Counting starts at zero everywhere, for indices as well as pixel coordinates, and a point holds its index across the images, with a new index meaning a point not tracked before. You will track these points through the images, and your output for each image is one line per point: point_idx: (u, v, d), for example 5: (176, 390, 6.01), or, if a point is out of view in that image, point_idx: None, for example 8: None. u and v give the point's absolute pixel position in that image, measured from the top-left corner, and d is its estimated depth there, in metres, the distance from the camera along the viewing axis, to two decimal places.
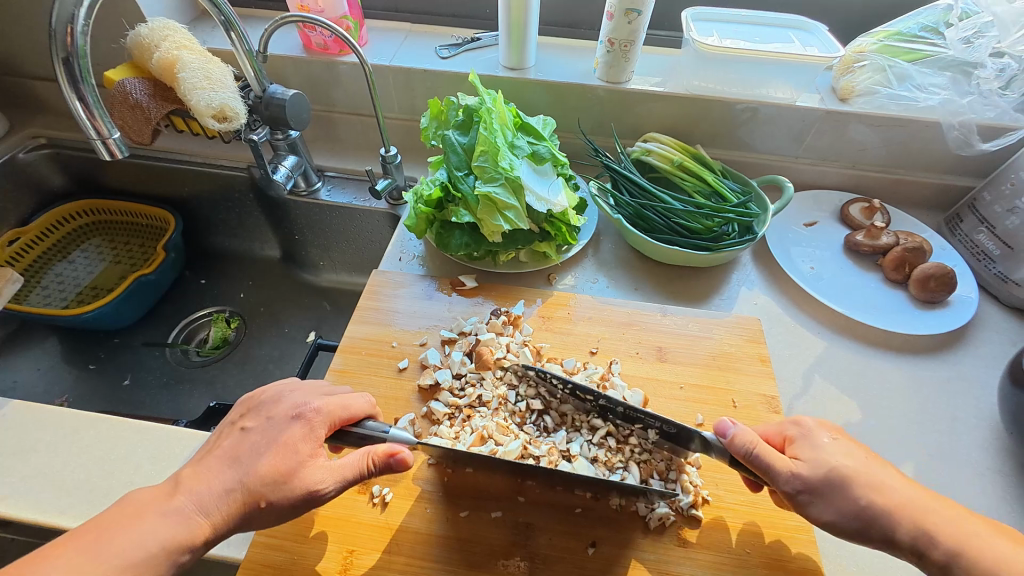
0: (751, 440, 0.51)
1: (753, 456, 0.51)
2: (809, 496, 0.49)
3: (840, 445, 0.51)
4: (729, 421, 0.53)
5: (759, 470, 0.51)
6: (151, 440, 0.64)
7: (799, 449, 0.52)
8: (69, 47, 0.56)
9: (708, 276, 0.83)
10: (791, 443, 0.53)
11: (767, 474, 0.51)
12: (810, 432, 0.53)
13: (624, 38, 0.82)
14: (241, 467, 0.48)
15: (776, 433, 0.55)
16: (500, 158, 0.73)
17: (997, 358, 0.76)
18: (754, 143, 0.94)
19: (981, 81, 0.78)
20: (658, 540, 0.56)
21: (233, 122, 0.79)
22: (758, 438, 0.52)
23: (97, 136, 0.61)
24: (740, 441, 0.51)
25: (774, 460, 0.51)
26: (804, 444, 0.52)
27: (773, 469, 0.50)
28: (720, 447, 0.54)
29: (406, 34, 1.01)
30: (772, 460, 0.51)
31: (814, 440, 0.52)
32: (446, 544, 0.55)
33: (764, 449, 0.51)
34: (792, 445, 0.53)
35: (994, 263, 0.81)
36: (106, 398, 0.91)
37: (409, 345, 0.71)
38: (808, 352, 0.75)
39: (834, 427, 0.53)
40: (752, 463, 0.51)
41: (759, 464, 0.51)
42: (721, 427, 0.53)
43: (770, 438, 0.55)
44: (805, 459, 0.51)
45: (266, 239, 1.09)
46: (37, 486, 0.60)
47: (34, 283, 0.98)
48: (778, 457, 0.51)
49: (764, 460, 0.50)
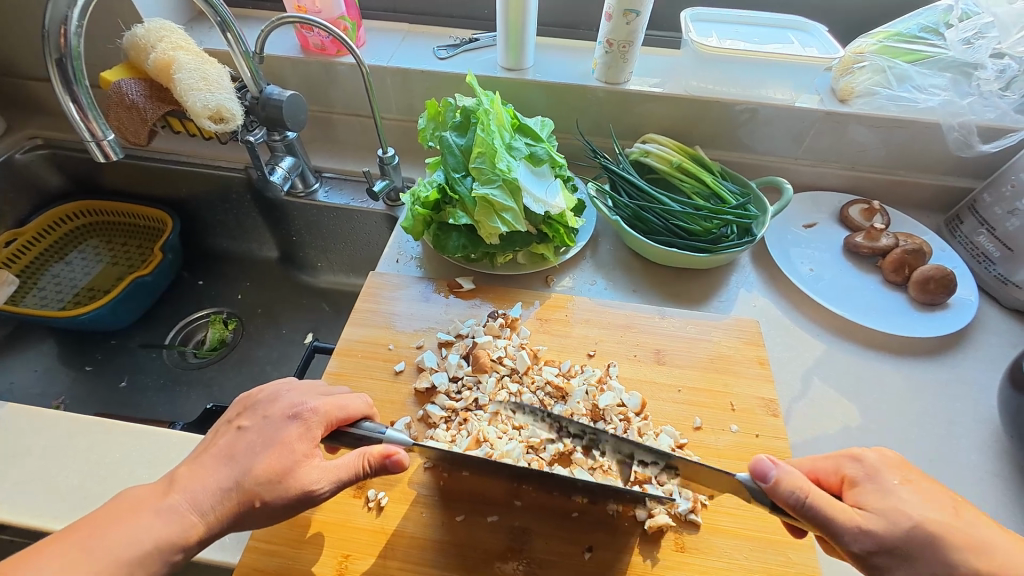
0: (802, 486, 0.46)
1: (806, 503, 0.46)
2: (884, 558, 0.45)
3: (913, 491, 0.47)
4: (769, 460, 0.48)
5: (815, 521, 0.46)
6: (145, 444, 0.64)
7: (862, 496, 0.47)
8: (62, 48, 0.56)
9: (707, 278, 0.83)
10: (851, 486, 0.49)
11: (825, 528, 0.46)
12: (876, 473, 0.48)
13: (622, 39, 0.82)
14: (237, 466, 0.48)
15: (830, 473, 0.50)
16: (498, 160, 0.73)
17: (997, 360, 0.75)
18: (753, 144, 0.93)
19: (982, 82, 0.78)
20: (655, 546, 0.56)
21: (230, 123, 0.78)
22: (808, 483, 0.47)
23: (91, 138, 0.61)
24: (788, 489, 0.46)
25: (833, 511, 0.46)
26: (869, 488, 0.47)
27: (831, 518, 0.46)
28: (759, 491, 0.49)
29: (404, 35, 1.00)
30: (831, 511, 0.46)
31: (882, 485, 0.47)
32: (442, 549, 0.55)
33: (820, 498, 0.46)
34: (853, 488, 0.48)
35: (994, 265, 0.81)
36: (103, 399, 0.91)
37: (405, 348, 0.70)
38: (807, 354, 0.75)
39: (907, 468, 0.48)
40: (804, 513, 0.46)
41: (814, 514, 0.46)
42: (761, 469, 0.48)
43: (824, 477, 0.51)
44: (873, 510, 0.46)
45: (263, 240, 1.09)
46: (30, 490, 0.60)
47: (31, 284, 0.98)
48: (840, 509, 0.46)
49: (819, 510, 0.46)
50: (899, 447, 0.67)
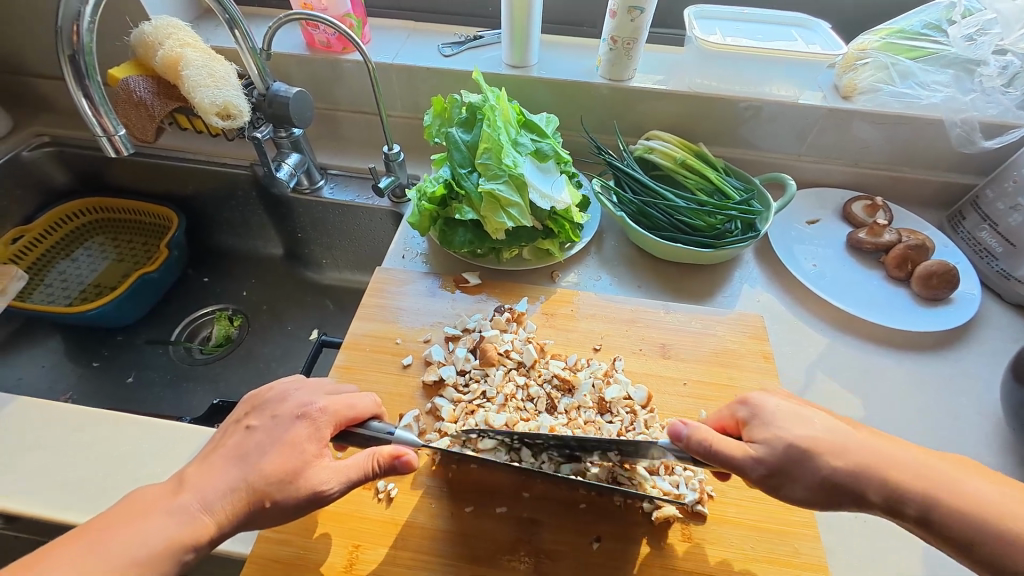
0: (705, 435, 0.49)
1: (714, 451, 0.48)
2: (779, 478, 0.48)
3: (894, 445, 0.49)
4: (679, 421, 0.50)
5: (720, 464, 0.49)
6: (155, 438, 0.64)
7: (753, 431, 0.50)
8: (75, 45, 0.57)
9: (711, 274, 0.83)
10: (745, 426, 0.51)
11: (729, 468, 0.48)
12: (759, 407, 0.51)
13: (626, 36, 0.83)
14: (247, 465, 0.48)
15: (728, 419, 0.53)
16: (504, 156, 0.73)
17: (999, 355, 0.76)
18: (757, 141, 0.94)
19: (984, 79, 0.79)
20: (663, 536, 0.56)
21: (237, 119, 0.79)
22: (712, 433, 0.49)
23: (103, 133, 0.61)
24: (697, 441, 0.49)
25: (732, 450, 0.49)
26: (756, 424, 0.50)
27: (733, 460, 0.48)
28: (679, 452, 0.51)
29: (409, 33, 1.01)
30: (734, 452, 0.48)
31: (797, 415, 0.50)
32: (450, 540, 0.56)
33: (722, 443, 0.49)
34: (746, 426, 0.51)
35: (996, 260, 0.81)
36: (110, 395, 0.91)
37: (412, 342, 0.71)
38: (811, 349, 0.76)
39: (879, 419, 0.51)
40: (712, 460, 0.49)
41: (720, 457, 0.49)
42: (673, 430, 0.50)
43: (724, 422, 0.53)
44: (761, 440, 0.49)
45: (268, 237, 1.10)
46: (40, 484, 0.60)
47: (37, 281, 0.99)
48: (735, 446, 0.49)
49: (723, 453, 0.48)
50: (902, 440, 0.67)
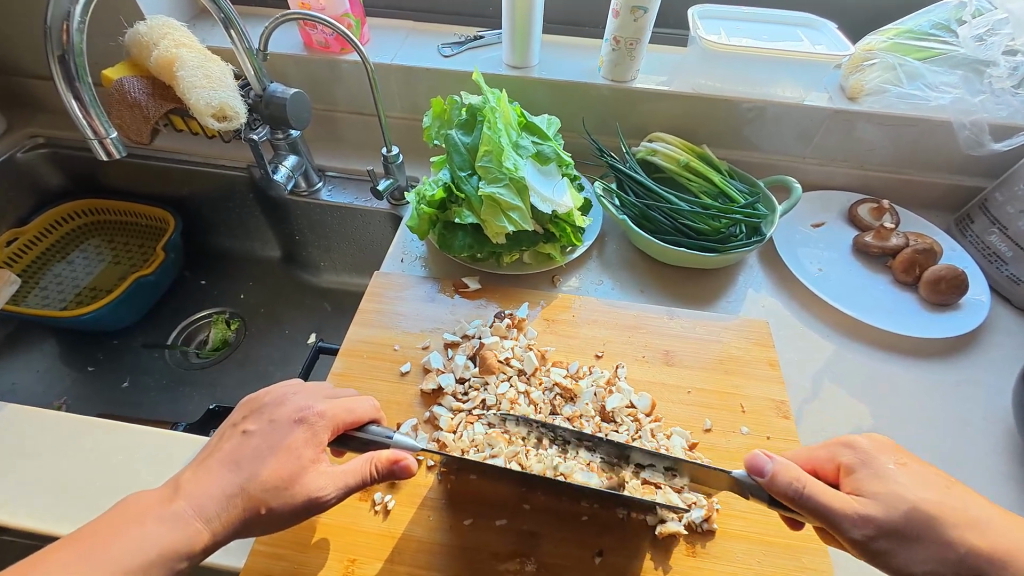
0: (797, 476, 0.47)
1: (804, 493, 0.46)
2: (887, 541, 0.46)
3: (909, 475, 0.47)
4: (764, 455, 0.48)
5: (814, 510, 0.46)
6: (149, 446, 0.63)
7: (860, 483, 0.48)
8: (64, 45, 0.55)
9: (715, 278, 0.82)
10: (847, 473, 0.49)
11: (828, 517, 0.46)
12: (870, 458, 0.49)
13: (629, 36, 0.81)
14: (242, 472, 0.47)
15: (825, 462, 0.51)
16: (504, 159, 0.72)
17: (1010, 361, 0.75)
18: (761, 143, 0.92)
19: (994, 80, 0.77)
20: (667, 551, 0.55)
21: (234, 121, 0.78)
22: (804, 475, 0.47)
23: (94, 136, 0.60)
24: (785, 480, 0.47)
25: (833, 500, 0.46)
26: (866, 474, 0.48)
27: (829, 506, 0.46)
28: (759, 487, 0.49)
29: (407, 33, 0.99)
30: (831, 500, 0.46)
31: (878, 470, 0.48)
32: (449, 553, 0.54)
33: (816, 488, 0.46)
34: (850, 475, 0.49)
35: (1006, 264, 0.80)
36: (105, 400, 0.90)
37: (411, 348, 0.69)
38: (817, 355, 0.74)
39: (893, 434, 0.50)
40: (804, 504, 0.46)
41: (814, 503, 0.46)
42: (756, 463, 0.48)
43: (820, 467, 0.51)
44: (871, 495, 0.47)
45: (266, 239, 1.08)
46: (31, 494, 0.59)
47: (32, 284, 0.97)
48: (836, 496, 0.46)
49: (818, 499, 0.46)
50: (912, 449, 0.66)
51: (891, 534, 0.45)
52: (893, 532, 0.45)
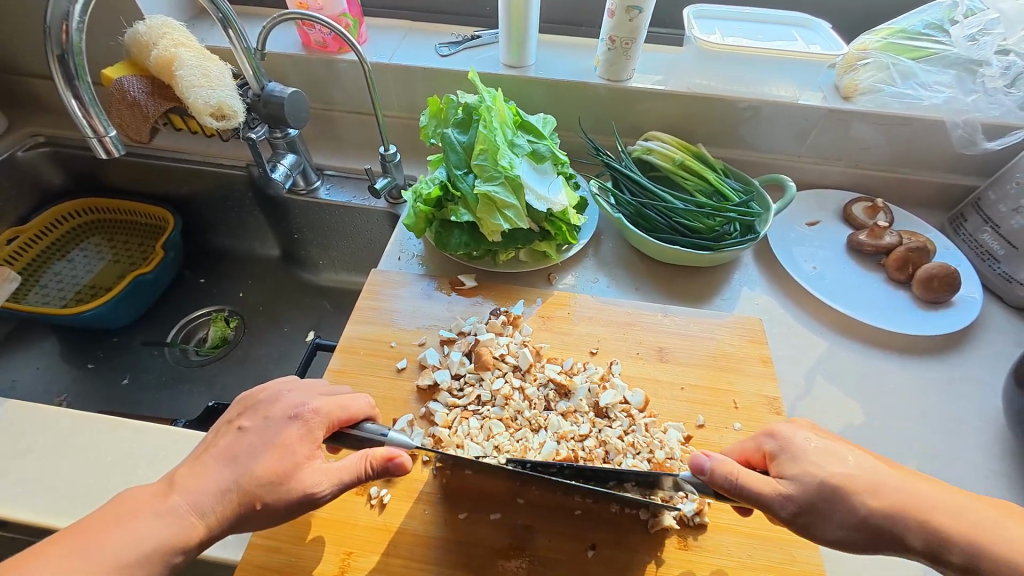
0: (730, 469, 0.48)
1: (738, 487, 0.47)
2: (809, 517, 0.47)
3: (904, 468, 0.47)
4: (702, 454, 0.49)
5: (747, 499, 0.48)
6: (148, 442, 0.64)
7: (781, 466, 0.49)
8: (64, 44, 0.56)
9: (710, 276, 0.83)
10: (772, 459, 0.50)
11: (759, 504, 0.47)
12: (789, 443, 0.50)
13: (624, 36, 0.82)
14: (237, 467, 0.48)
15: (754, 452, 0.52)
16: (500, 157, 0.73)
17: (1002, 360, 0.75)
18: (756, 142, 0.93)
19: (986, 79, 0.78)
20: (659, 544, 0.56)
21: (231, 121, 0.78)
22: (737, 467, 0.48)
23: (93, 135, 0.60)
24: (722, 475, 0.48)
25: (760, 487, 0.47)
26: (785, 459, 0.49)
27: (761, 496, 0.47)
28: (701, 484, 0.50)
29: (406, 32, 1.00)
30: (759, 488, 0.47)
31: (793, 452, 0.49)
32: (444, 546, 0.55)
33: (748, 478, 0.48)
34: (775, 461, 0.50)
35: (998, 262, 0.81)
36: (104, 398, 0.91)
37: (407, 345, 0.70)
38: (811, 352, 0.75)
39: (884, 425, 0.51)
40: (739, 494, 0.48)
41: (746, 492, 0.47)
42: (696, 463, 0.49)
43: (750, 457, 0.52)
44: (791, 476, 0.48)
45: (265, 238, 1.09)
46: (31, 488, 0.60)
47: (32, 282, 0.98)
48: (763, 481, 0.48)
49: (749, 487, 0.47)
50: (904, 445, 0.66)
51: (811, 512, 0.47)
52: (813, 511, 0.47)
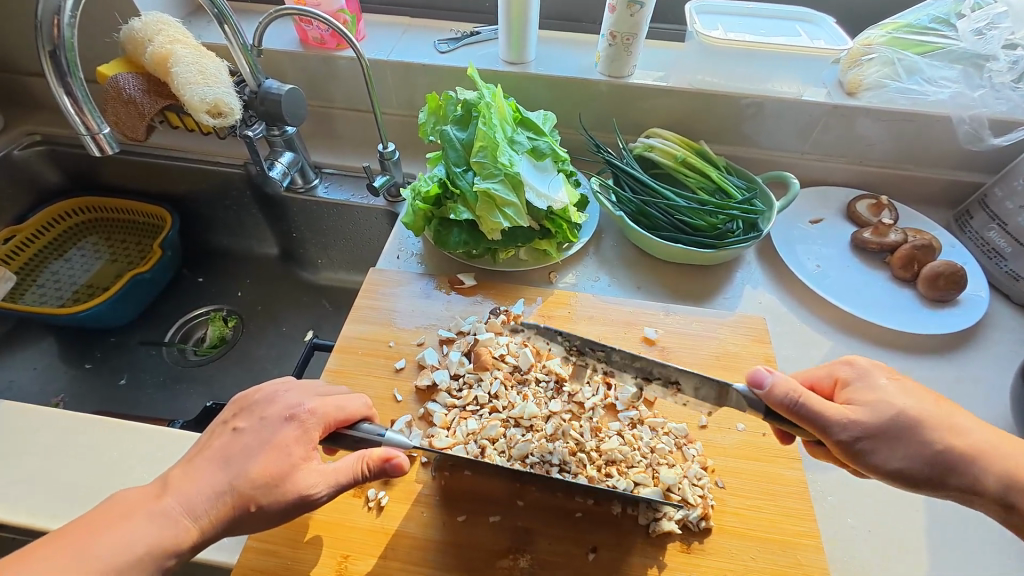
0: (795, 388, 0.48)
1: (800, 404, 0.48)
2: (870, 441, 0.48)
3: (898, 386, 0.49)
4: (765, 369, 0.49)
5: (808, 419, 0.48)
6: (143, 444, 0.63)
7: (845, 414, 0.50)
8: (55, 39, 0.55)
9: (711, 275, 0.82)
10: (842, 387, 0.52)
11: (819, 424, 0.48)
12: (866, 373, 0.51)
13: (625, 31, 0.81)
14: (231, 469, 0.47)
15: (823, 377, 0.53)
16: (499, 154, 0.72)
17: (1009, 357, 0.74)
18: (759, 139, 0.92)
19: (993, 74, 0.76)
20: (660, 548, 0.55)
21: (228, 117, 0.77)
22: (803, 388, 0.49)
23: (86, 132, 0.60)
24: (783, 391, 0.48)
25: (824, 408, 0.48)
26: (860, 386, 0.50)
27: (822, 414, 0.48)
28: (757, 400, 0.50)
29: (404, 29, 0.99)
30: (823, 409, 0.48)
31: (870, 382, 0.50)
32: (443, 551, 0.54)
33: (810, 398, 0.48)
34: (846, 388, 0.51)
35: (1005, 260, 0.79)
36: (103, 399, 0.90)
37: (406, 345, 0.69)
38: (815, 353, 0.74)
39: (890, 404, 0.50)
40: (799, 413, 0.48)
41: (808, 412, 0.48)
42: (758, 377, 0.49)
43: (818, 383, 0.53)
44: (860, 403, 0.49)
45: (263, 236, 1.08)
46: (25, 490, 0.59)
47: (29, 282, 0.97)
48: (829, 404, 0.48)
49: (812, 407, 0.48)
50: None
51: (872, 438, 0.48)
52: (876, 436, 0.48)
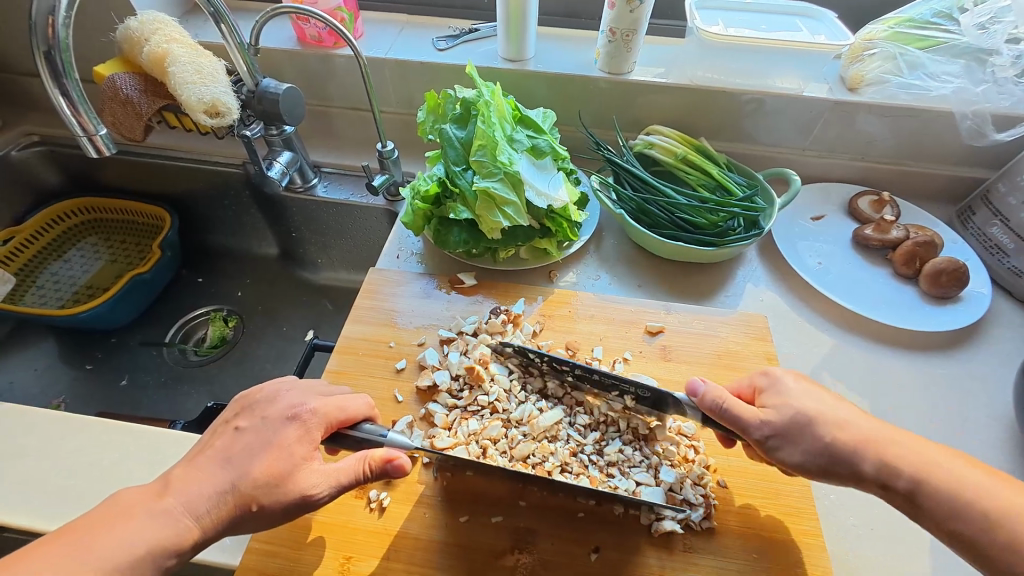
0: (720, 395, 0.53)
1: (724, 409, 0.53)
2: (778, 439, 0.51)
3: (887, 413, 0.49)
4: (699, 380, 0.55)
5: (729, 422, 0.53)
6: (145, 445, 0.63)
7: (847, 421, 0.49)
8: (50, 40, 0.54)
9: (713, 273, 0.81)
10: (759, 394, 0.55)
11: (739, 427, 0.52)
12: (776, 380, 0.54)
13: (625, 27, 0.80)
14: (235, 468, 0.47)
15: (745, 386, 0.57)
16: (499, 153, 0.71)
17: (1012, 355, 0.74)
18: (760, 135, 0.91)
19: (996, 69, 0.75)
20: (664, 549, 0.55)
21: (225, 117, 0.76)
22: (728, 394, 0.53)
23: (83, 133, 0.59)
24: (710, 398, 0.53)
25: (744, 411, 0.52)
26: (773, 391, 0.54)
27: (740, 418, 0.52)
28: (694, 407, 0.55)
29: (402, 26, 0.98)
30: (740, 411, 0.52)
31: (780, 388, 0.53)
32: (445, 551, 0.54)
33: (732, 403, 0.53)
34: (761, 395, 0.54)
35: (1008, 257, 0.79)
36: (104, 399, 0.90)
37: (407, 345, 0.69)
38: (817, 350, 0.73)
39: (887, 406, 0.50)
40: (723, 417, 0.53)
41: (729, 416, 0.52)
42: (691, 387, 0.55)
43: (740, 391, 0.57)
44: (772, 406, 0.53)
45: (262, 236, 1.08)
46: (27, 492, 0.59)
47: (29, 283, 0.97)
48: (747, 409, 0.52)
49: (732, 411, 0.52)
50: None
51: (781, 436, 0.51)
52: (783, 434, 0.51)
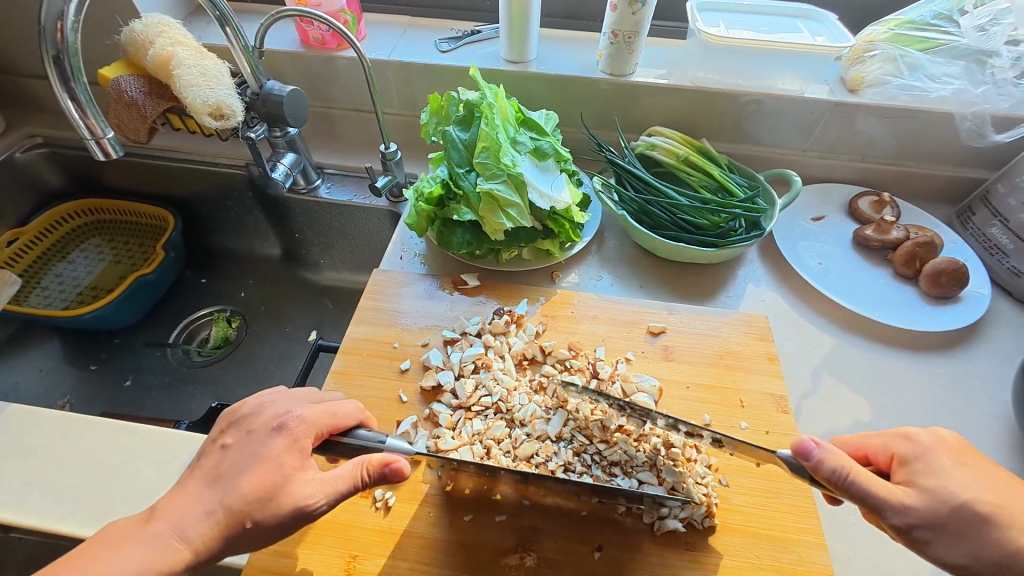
0: (843, 464, 0.46)
1: (848, 481, 0.45)
2: (927, 531, 0.45)
3: None
4: (811, 440, 0.47)
5: (855, 496, 0.46)
6: (152, 446, 0.63)
7: None
8: (58, 44, 0.55)
9: (714, 274, 0.82)
10: (901, 464, 0.49)
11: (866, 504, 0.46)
12: (928, 453, 0.49)
13: (627, 29, 0.80)
14: (224, 486, 0.47)
15: (880, 450, 0.51)
16: (502, 155, 0.72)
17: (1011, 354, 0.74)
18: (761, 136, 0.92)
19: (996, 70, 0.76)
20: (666, 547, 0.55)
21: (230, 119, 0.77)
22: (851, 463, 0.46)
23: (90, 136, 0.60)
24: (831, 466, 0.45)
25: (877, 487, 0.46)
26: (923, 468, 0.48)
27: (874, 496, 0.45)
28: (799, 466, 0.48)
29: (405, 27, 0.99)
30: (873, 486, 0.46)
31: (932, 464, 0.48)
32: (450, 550, 0.55)
33: (860, 476, 0.46)
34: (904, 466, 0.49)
35: (1007, 257, 0.79)
36: (109, 400, 0.91)
37: (410, 346, 0.70)
38: (817, 350, 0.74)
39: None
40: (846, 490, 0.46)
41: (856, 489, 0.46)
42: (803, 449, 0.46)
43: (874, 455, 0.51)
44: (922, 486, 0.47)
45: (265, 237, 1.08)
46: (35, 493, 0.59)
47: (33, 284, 0.98)
48: (878, 483, 0.46)
49: (862, 487, 0.45)
50: None
51: (934, 528, 0.45)
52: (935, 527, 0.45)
